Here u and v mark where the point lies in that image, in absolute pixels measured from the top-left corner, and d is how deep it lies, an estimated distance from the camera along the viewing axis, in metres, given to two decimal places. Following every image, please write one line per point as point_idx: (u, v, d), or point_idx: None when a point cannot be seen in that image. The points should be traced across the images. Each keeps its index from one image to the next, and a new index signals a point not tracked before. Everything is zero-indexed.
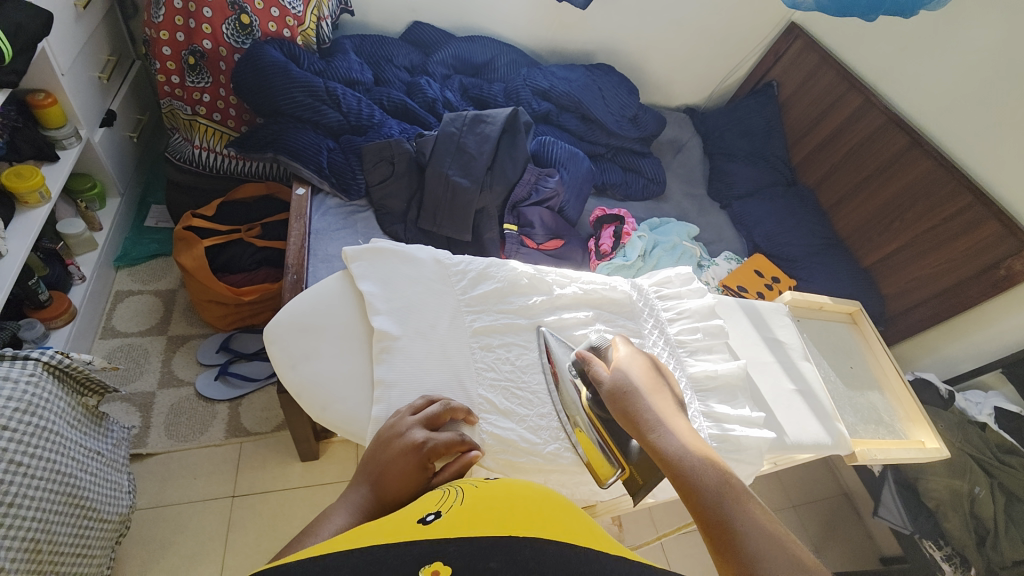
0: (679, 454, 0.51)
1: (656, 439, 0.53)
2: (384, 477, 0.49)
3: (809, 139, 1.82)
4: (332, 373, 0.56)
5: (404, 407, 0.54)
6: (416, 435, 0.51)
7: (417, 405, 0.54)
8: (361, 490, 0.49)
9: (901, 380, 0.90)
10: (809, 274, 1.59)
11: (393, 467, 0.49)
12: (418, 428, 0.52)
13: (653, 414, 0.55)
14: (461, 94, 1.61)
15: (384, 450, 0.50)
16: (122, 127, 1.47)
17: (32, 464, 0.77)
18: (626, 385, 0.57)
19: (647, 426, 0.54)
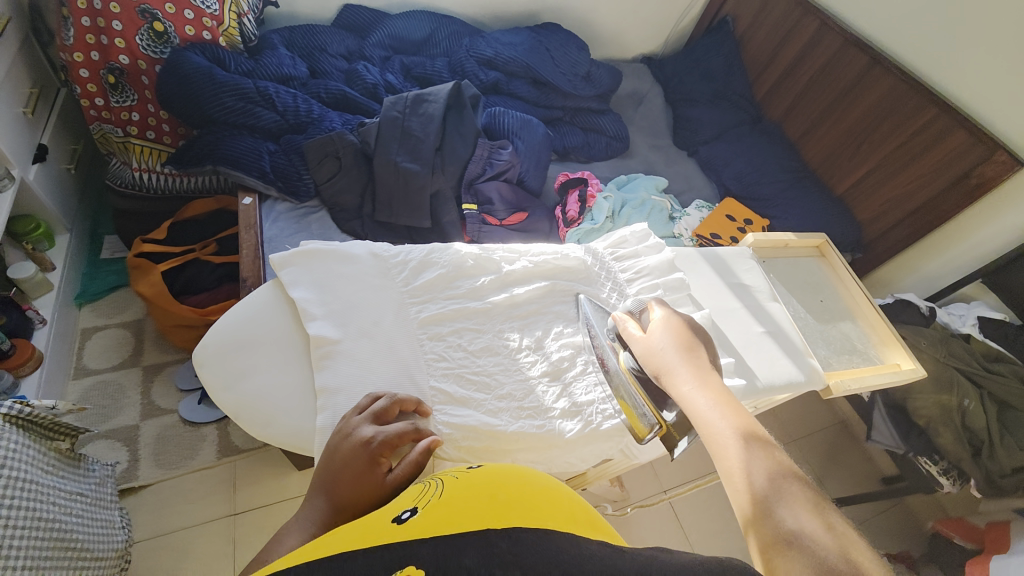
0: (706, 413, 0.49)
1: (687, 398, 0.50)
2: (341, 483, 0.47)
3: (770, 73, 1.77)
4: (273, 387, 0.54)
5: (349, 409, 0.52)
6: (364, 432, 0.49)
7: (364, 404, 0.52)
8: (316, 501, 0.47)
9: (873, 306, 0.90)
10: (782, 211, 1.57)
11: (351, 471, 0.47)
12: (366, 425, 0.50)
13: (682, 373, 0.52)
14: (404, 75, 1.54)
15: (340, 456, 0.48)
16: (58, 160, 1.40)
17: (10, 515, 0.74)
18: (658, 347, 0.54)
19: (676, 388, 0.51)
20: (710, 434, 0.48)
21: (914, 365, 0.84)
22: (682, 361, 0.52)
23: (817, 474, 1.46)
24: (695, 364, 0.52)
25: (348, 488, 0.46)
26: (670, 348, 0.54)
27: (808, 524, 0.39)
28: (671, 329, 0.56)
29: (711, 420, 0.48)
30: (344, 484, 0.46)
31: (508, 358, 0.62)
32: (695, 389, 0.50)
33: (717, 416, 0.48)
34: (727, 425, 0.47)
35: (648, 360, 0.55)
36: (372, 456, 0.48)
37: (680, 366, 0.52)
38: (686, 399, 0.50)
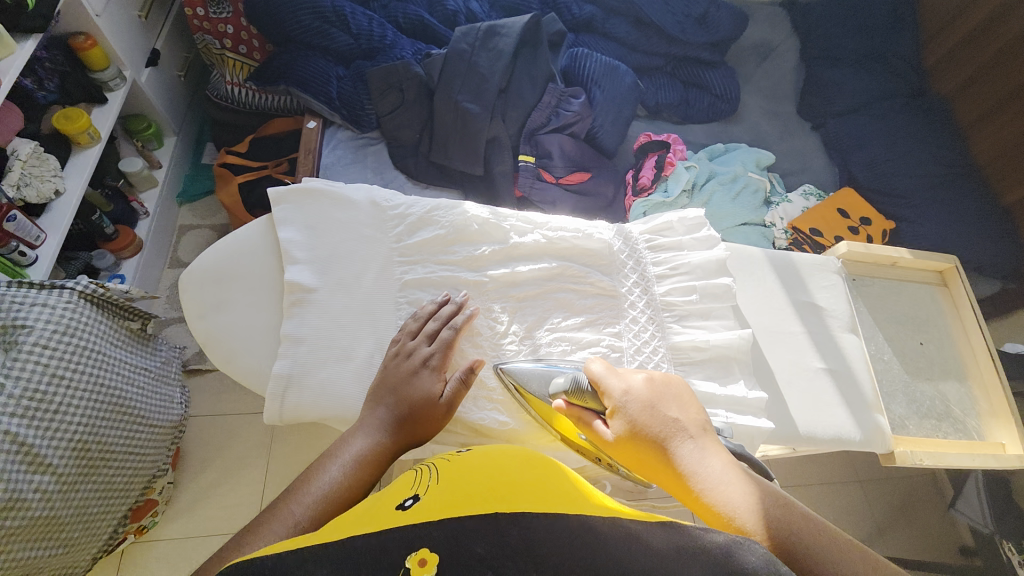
0: (739, 506, 0.44)
1: (678, 452, 0.46)
2: (408, 398, 0.51)
3: (952, 32, 1.36)
4: (246, 323, 0.54)
5: (409, 325, 0.54)
6: (423, 351, 0.52)
7: (429, 326, 0.54)
8: (378, 411, 0.51)
9: (992, 369, 0.76)
10: (917, 214, 1.26)
11: (417, 389, 0.51)
12: (424, 345, 0.53)
13: (690, 462, 0.46)
14: (490, 4, 1.41)
15: (404, 372, 0.51)
16: (170, 67, 1.51)
17: (73, 377, 0.87)
18: (634, 431, 0.48)
19: (690, 484, 0.46)
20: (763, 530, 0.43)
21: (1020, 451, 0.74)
22: (688, 444, 0.47)
23: (879, 525, 1.26)
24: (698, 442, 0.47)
25: (412, 405, 0.50)
26: (646, 404, 0.49)
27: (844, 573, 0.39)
28: (645, 405, 0.49)
29: (710, 476, 0.45)
30: (412, 401, 0.50)
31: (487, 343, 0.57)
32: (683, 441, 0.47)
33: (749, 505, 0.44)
34: (769, 513, 0.43)
35: (628, 446, 0.48)
36: (433, 375, 0.52)
37: (681, 447, 0.47)
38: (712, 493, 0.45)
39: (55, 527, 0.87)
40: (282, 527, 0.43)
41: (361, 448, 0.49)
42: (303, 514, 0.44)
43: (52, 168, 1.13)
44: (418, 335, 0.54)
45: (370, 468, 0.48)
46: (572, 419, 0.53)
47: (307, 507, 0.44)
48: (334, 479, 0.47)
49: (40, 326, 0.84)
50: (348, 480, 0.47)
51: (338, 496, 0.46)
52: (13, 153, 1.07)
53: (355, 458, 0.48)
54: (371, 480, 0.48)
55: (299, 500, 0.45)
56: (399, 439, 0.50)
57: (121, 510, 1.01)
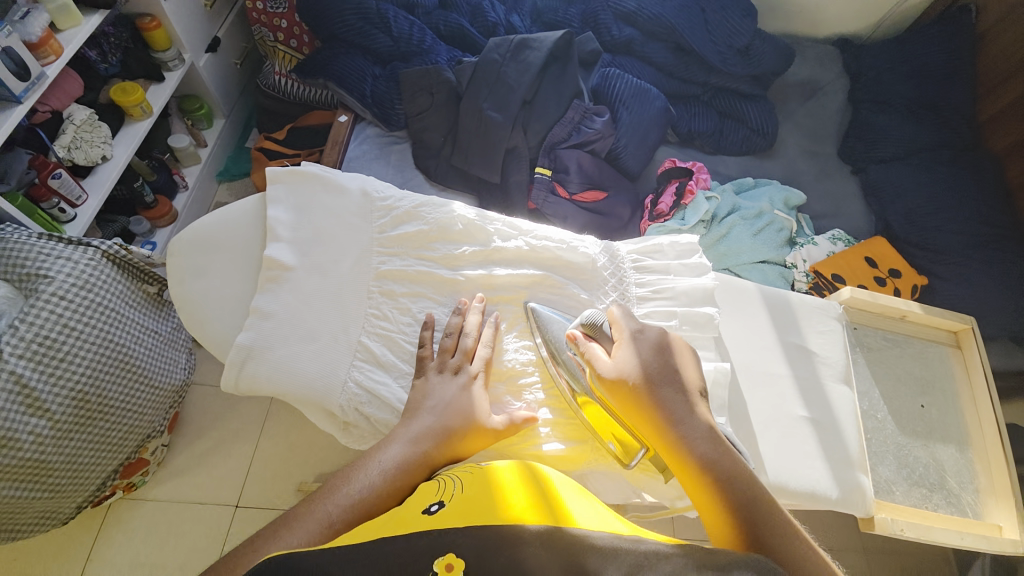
0: (704, 455, 0.50)
1: (678, 425, 0.51)
2: (458, 411, 0.53)
3: (1012, 89, 1.29)
4: (219, 292, 0.56)
5: (461, 345, 0.57)
6: (472, 371, 0.56)
7: (466, 342, 0.57)
8: (423, 422, 0.53)
9: (1000, 447, 0.72)
10: (953, 273, 1.19)
11: (465, 406, 0.54)
12: (472, 366, 0.56)
13: (671, 409, 0.51)
14: (532, 19, 1.44)
15: (451, 388, 0.54)
16: (229, 54, 1.62)
17: (84, 330, 0.93)
18: (632, 369, 0.52)
19: (666, 425, 0.51)
20: (714, 481, 0.49)
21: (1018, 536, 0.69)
22: (676, 396, 0.52)
23: None
24: (682, 396, 0.52)
25: (460, 421, 0.53)
26: (651, 368, 0.53)
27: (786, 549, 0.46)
28: (649, 350, 0.54)
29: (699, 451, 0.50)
30: (464, 415, 0.53)
31: (512, 368, 0.59)
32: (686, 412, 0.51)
33: (716, 457, 0.50)
34: (727, 467, 0.50)
35: (622, 384, 0.52)
36: (480, 393, 0.55)
37: (668, 395, 0.52)
38: (682, 440, 0.50)
39: (41, 471, 0.93)
40: (319, 523, 0.47)
41: (402, 455, 0.51)
42: (337, 511, 0.48)
43: (102, 135, 1.23)
44: (457, 352, 0.56)
45: (407, 476, 0.51)
46: (571, 368, 0.56)
47: (343, 507, 0.48)
48: (372, 482, 0.49)
49: (61, 279, 0.91)
50: (390, 486, 0.50)
51: (372, 500, 0.49)
52: (69, 117, 1.17)
53: (394, 466, 0.50)
54: (406, 487, 0.50)
55: (335, 499, 0.48)
56: (441, 450, 0.52)
57: (112, 464, 1.06)
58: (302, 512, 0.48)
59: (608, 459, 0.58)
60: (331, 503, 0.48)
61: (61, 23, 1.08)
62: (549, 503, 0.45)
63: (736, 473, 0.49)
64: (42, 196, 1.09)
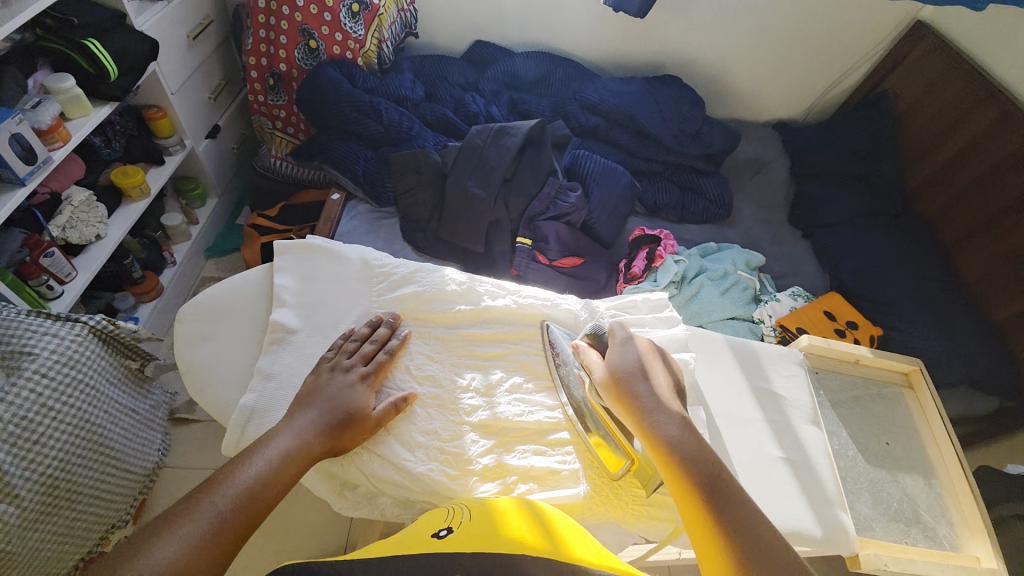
0: (675, 446, 0.53)
1: (652, 421, 0.55)
2: (345, 406, 0.55)
3: (930, 161, 1.48)
4: (217, 356, 0.59)
5: (354, 346, 0.60)
6: (358, 371, 0.58)
7: (367, 348, 0.60)
8: (309, 416, 0.54)
9: (964, 477, 0.76)
10: (907, 325, 1.28)
11: (348, 400, 0.56)
12: (359, 367, 0.58)
13: (646, 404, 0.56)
14: (509, 109, 1.62)
15: (339, 384, 0.56)
16: (227, 140, 1.75)
17: (62, 409, 0.91)
18: (617, 371, 0.59)
19: (641, 418, 0.56)
20: (685, 470, 0.52)
21: (995, 566, 0.71)
22: (649, 392, 0.57)
23: None
24: (656, 394, 0.57)
25: (347, 414, 0.55)
26: (632, 371, 0.58)
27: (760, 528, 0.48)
28: (629, 355, 0.60)
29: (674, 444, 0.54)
30: (348, 408, 0.55)
31: (412, 372, 0.62)
32: (661, 409, 0.56)
33: (685, 447, 0.53)
34: (697, 457, 0.52)
35: (609, 384, 0.59)
36: (367, 390, 0.57)
37: (642, 393, 0.57)
38: (655, 433, 0.54)
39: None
40: (203, 517, 0.46)
41: (287, 446, 0.52)
42: (226, 505, 0.47)
43: (98, 215, 1.27)
44: (355, 355, 0.59)
45: (292, 464, 0.51)
46: (570, 381, 0.63)
47: (230, 497, 0.48)
48: (259, 473, 0.49)
49: (45, 355, 0.90)
50: (275, 477, 0.50)
51: (259, 488, 0.49)
52: (68, 198, 1.22)
53: (280, 456, 0.51)
54: (292, 475, 0.51)
55: (221, 491, 0.48)
56: (324, 441, 0.53)
57: (72, 560, 0.97)
58: (192, 503, 0.47)
59: (601, 512, 0.59)
60: (218, 496, 0.48)
61: (71, 112, 1.13)
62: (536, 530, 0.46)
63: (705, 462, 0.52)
64: (32, 273, 1.10)
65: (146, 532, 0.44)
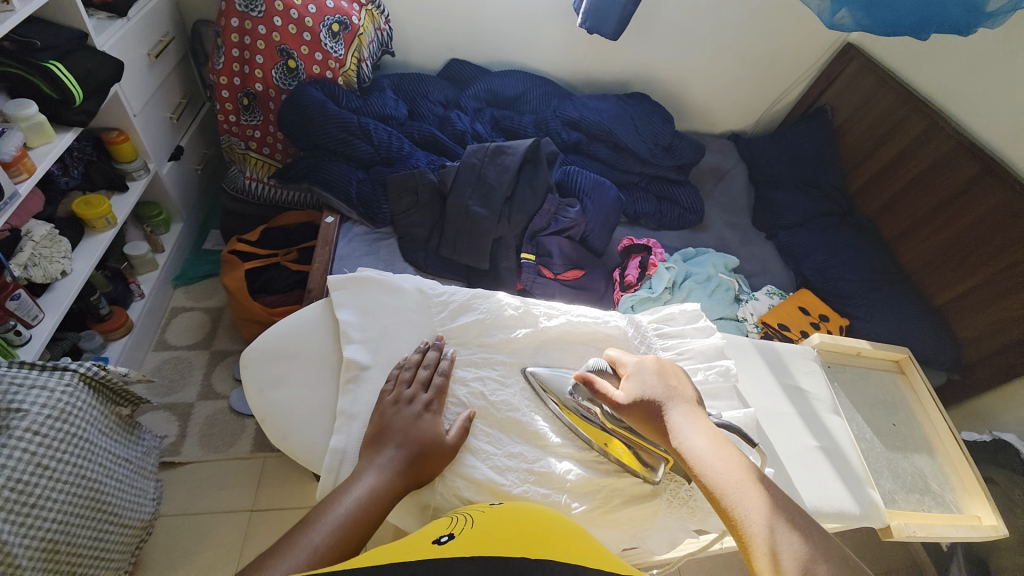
0: (702, 458, 0.56)
1: (680, 441, 0.58)
2: (417, 437, 0.57)
3: (868, 166, 1.67)
4: (297, 401, 0.64)
5: (414, 377, 0.63)
6: (419, 403, 0.60)
7: (422, 374, 0.63)
8: (387, 454, 0.56)
9: (957, 445, 0.88)
10: (866, 313, 1.43)
11: (423, 430, 0.58)
12: (420, 397, 0.61)
13: (670, 418, 0.60)
14: (491, 126, 1.65)
15: (408, 416, 0.59)
16: (190, 161, 1.64)
17: (57, 467, 0.82)
18: (639, 391, 0.61)
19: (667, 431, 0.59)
20: (711, 480, 0.55)
21: (996, 522, 0.82)
22: (669, 407, 0.60)
23: None
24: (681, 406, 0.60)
25: (421, 444, 0.57)
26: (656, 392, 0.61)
27: (789, 537, 0.51)
28: (650, 376, 0.63)
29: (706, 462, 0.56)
30: (421, 439, 0.57)
31: (466, 395, 0.65)
32: (688, 429, 0.58)
33: (711, 459, 0.56)
34: (722, 470, 0.55)
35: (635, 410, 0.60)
36: (434, 417, 0.60)
37: (667, 406, 0.60)
38: (682, 445, 0.58)
39: None
40: (302, 553, 0.46)
41: (372, 483, 0.53)
42: (322, 539, 0.47)
43: (62, 250, 1.16)
44: (413, 383, 0.62)
45: (379, 503, 0.52)
46: (580, 411, 0.65)
47: (326, 534, 0.48)
48: (349, 510, 0.50)
49: (36, 411, 0.81)
50: (365, 512, 0.51)
51: (352, 525, 0.49)
52: (28, 234, 1.11)
53: (367, 495, 0.52)
54: (381, 516, 0.51)
55: (317, 527, 0.48)
56: (408, 476, 0.55)
57: None
58: (289, 538, 0.47)
59: (678, 510, 0.63)
60: (313, 533, 0.48)
61: (33, 141, 1.03)
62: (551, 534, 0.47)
63: (734, 474, 0.55)
64: None
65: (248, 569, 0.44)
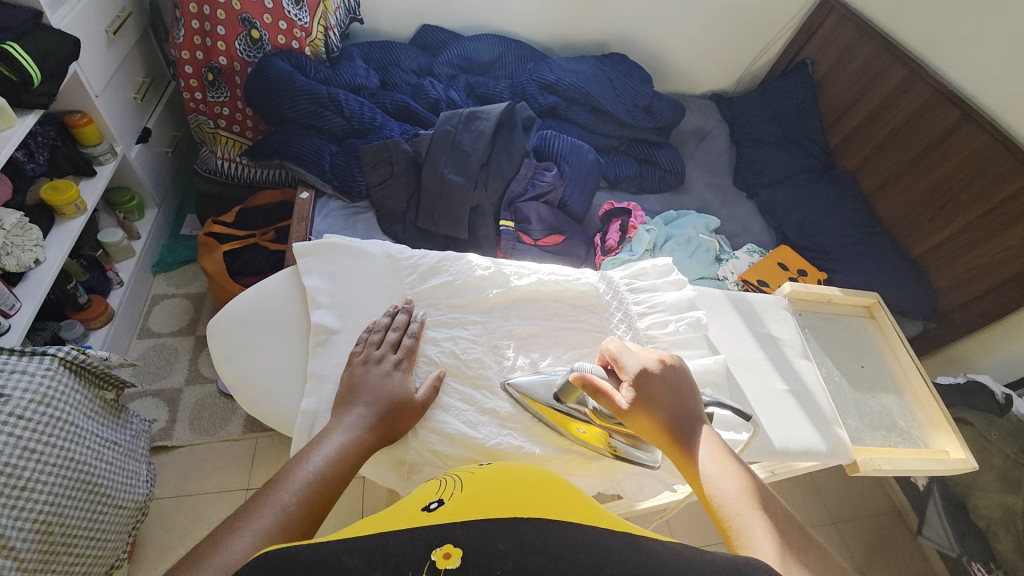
0: (702, 463, 0.55)
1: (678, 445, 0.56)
2: (387, 395, 0.58)
3: (849, 119, 1.66)
4: (267, 367, 0.64)
5: (384, 339, 0.64)
6: (388, 363, 0.61)
7: (391, 336, 0.64)
8: (359, 413, 0.57)
9: (923, 385, 0.91)
10: (845, 267, 1.45)
11: (393, 388, 0.59)
12: (390, 356, 0.62)
13: (682, 419, 0.58)
14: (467, 93, 1.61)
15: (377, 376, 0.60)
16: (158, 143, 1.59)
17: (43, 451, 0.83)
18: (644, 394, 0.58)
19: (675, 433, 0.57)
20: (707, 485, 0.54)
21: (964, 455, 0.85)
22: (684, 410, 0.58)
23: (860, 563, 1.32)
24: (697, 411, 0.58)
25: (392, 402, 0.58)
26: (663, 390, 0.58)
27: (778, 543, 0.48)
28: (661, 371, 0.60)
29: (706, 471, 0.54)
30: (391, 397, 0.58)
31: (438, 354, 0.66)
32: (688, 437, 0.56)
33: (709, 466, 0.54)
34: (721, 479, 0.53)
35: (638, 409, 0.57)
36: (403, 375, 0.61)
37: (678, 412, 0.58)
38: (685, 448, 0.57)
39: None
40: (271, 513, 0.47)
41: (342, 441, 0.54)
42: (291, 498, 0.48)
43: (34, 238, 1.14)
44: (383, 345, 0.63)
45: (350, 460, 0.53)
46: (579, 397, 0.64)
47: (296, 492, 0.49)
48: (318, 468, 0.51)
49: (17, 396, 0.82)
50: (335, 471, 0.52)
51: (324, 483, 0.51)
52: None
53: (337, 453, 0.53)
54: (352, 471, 0.53)
55: (286, 487, 0.49)
56: (379, 433, 0.56)
57: None
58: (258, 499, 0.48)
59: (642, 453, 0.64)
60: (281, 493, 0.49)
61: None
62: (549, 494, 0.46)
63: (733, 484, 0.53)
64: None
65: (217, 532, 0.45)
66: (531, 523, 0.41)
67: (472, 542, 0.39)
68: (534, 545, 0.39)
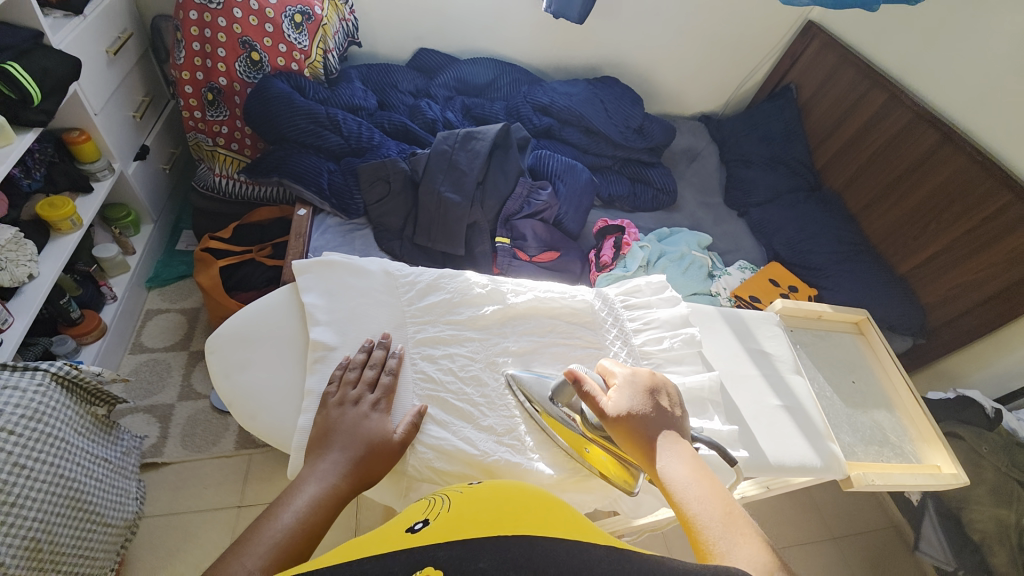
0: (682, 485, 0.55)
1: (659, 465, 0.56)
2: (364, 438, 0.57)
3: (834, 141, 1.71)
4: (265, 382, 0.65)
5: (362, 378, 0.62)
6: (364, 405, 0.60)
7: (369, 373, 0.63)
8: (332, 461, 0.55)
9: (914, 400, 0.92)
10: (835, 284, 1.47)
11: (370, 430, 0.58)
12: (367, 396, 0.61)
13: (658, 442, 0.58)
14: (463, 114, 1.65)
15: (354, 417, 0.59)
16: (156, 160, 1.60)
17: (34, 467, 0.82)
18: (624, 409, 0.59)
19: (652, 457, 0.57)
20: (686, 504, 0.53)
21: (955, 470, 0.86)
22: (659, 433, 0.59)
23: None
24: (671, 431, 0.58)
25: (369, 443, 0.57)
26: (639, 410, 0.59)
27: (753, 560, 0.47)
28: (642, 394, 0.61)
29: (685, 491, 0.54)
30: (369, 440, 0.57)
31: (435, 371, 0.67)
32: (670, 457, 0.56)
33: (689, 485, 0.54)
34: (700, 498, 0.53)
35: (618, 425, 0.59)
36: (381, 416, 0.60)
37: (657, 431, 0.59)
38: (663, 469, 0.56)
39: None
40: None
41: (314, 493, 0.53)
42: (257, 562, 0.46)
43: (28, 253, 1.14)
44: (359, 383, 0.62)
45: (321, 513, 0.52)
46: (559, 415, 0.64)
47: (261, 556, 0.47)
48: (288, 525, 0.49)
49: (9, 411, 0.81)
50: (305, 526, 0.50)
51: (294, 539, 0.49)
52: None
53: (309, 505, 0.51)
54: (324, 525, 0.52)
55: (251, 550, 0.47)
56: (353, 480, 0.55)
57: None
58: (223, 560, 0.45)
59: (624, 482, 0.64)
60: (246, 557, 0.46)
61: None
62: (541, 510, 0.47)
63: (711, 504, 0.53)
64: None
65: None
66: (528, 537, 0.41)
67: (462, 559, 0.38)
68: (517, 560, 0.38)
